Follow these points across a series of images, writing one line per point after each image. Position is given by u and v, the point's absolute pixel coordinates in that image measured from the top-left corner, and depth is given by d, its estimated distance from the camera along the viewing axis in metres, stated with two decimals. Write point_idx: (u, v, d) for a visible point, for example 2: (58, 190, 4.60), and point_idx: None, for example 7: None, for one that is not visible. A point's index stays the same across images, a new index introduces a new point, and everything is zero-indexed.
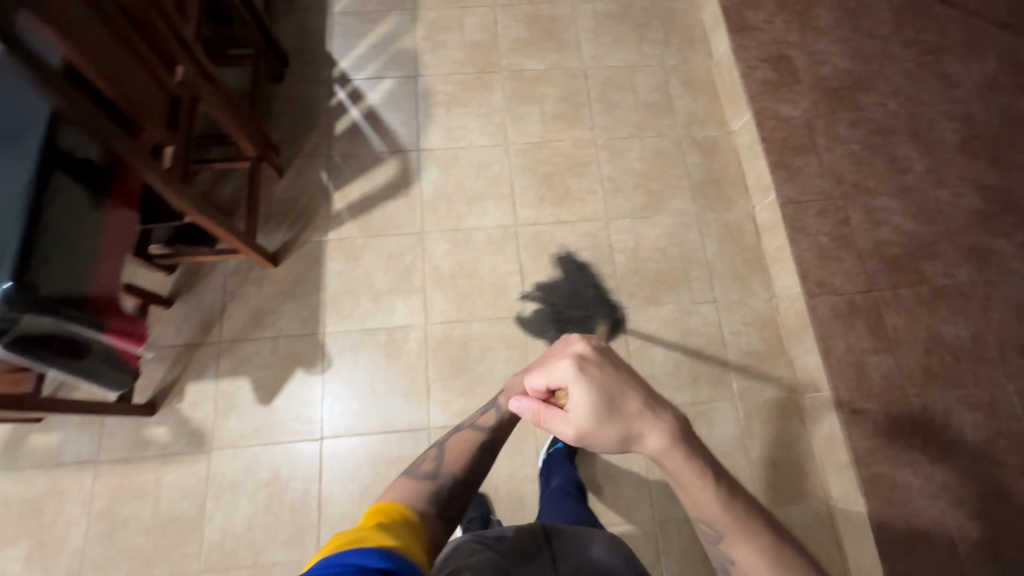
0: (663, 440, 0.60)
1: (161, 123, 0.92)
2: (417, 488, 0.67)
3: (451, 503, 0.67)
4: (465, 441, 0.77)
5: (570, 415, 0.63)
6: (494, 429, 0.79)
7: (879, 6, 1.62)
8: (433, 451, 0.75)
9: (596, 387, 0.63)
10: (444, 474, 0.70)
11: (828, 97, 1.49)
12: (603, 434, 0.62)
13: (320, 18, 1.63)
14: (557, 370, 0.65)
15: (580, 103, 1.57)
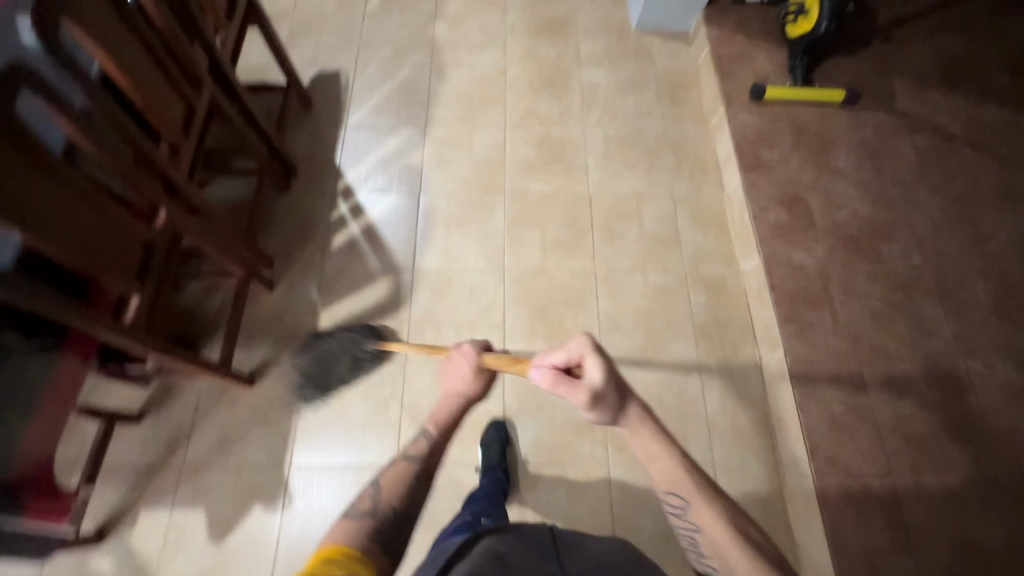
0: (644, 411, 0.76)
1: (128, 277, 0.91)
2: (358, 530, 0.70)
3: (391, 540, 0.71)
4: (399, 472, 0.79)
5: (584, 383, 0.75)
6: (427, 453, 0.82)
7: (904, 148, 1.55)
8: (368, 490, 0.77)
9: (605, 365, 0.76)
10: (383, 510, 0.73)
11: (847, 245, 1.40)
12: (607, 403, 0.75)
13: (333, 131, 1.67)
14: (576, 348, 0.79)
15: (582, 229, 1.53)
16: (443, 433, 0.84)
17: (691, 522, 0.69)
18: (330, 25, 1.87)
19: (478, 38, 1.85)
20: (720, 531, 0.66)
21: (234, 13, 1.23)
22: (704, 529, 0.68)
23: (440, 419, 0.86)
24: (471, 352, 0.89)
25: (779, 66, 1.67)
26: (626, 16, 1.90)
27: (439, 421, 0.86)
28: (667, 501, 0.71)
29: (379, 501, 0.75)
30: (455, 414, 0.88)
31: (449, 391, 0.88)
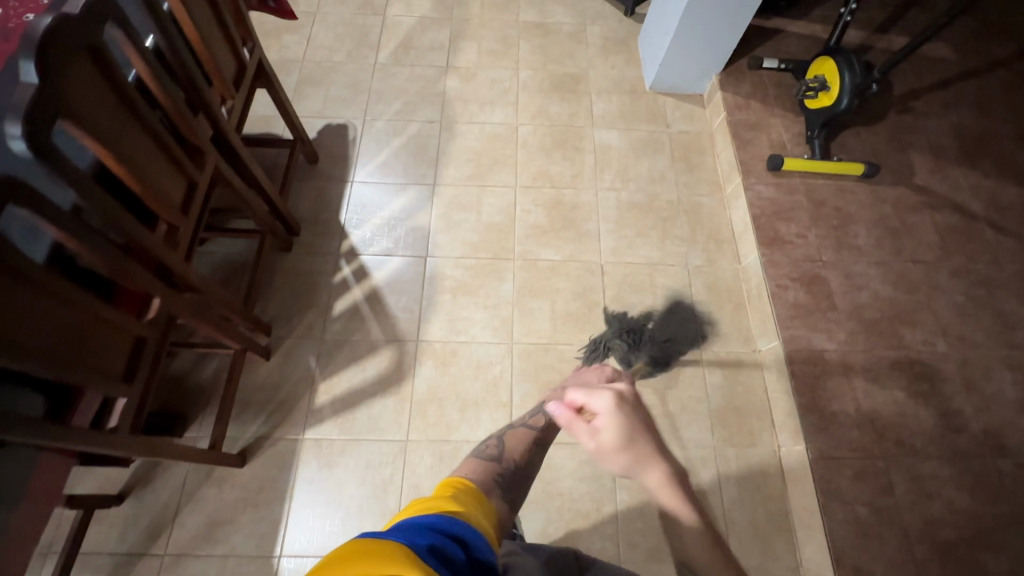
0: (664, 479, 0.68)
1: (118, 379, 0.85)
2: (486, 468, 0.78)
3: (512, 486, 0.77)
4: (522, 433, 0.91)
5: (597, 431, 0.71)
6: (544, 425, 0.92)
7: (924, 226, 1.51)
8: (494, 441, 0.87)
9: (627, 420, 0.71)
10: (508, 456, 0.82)
11: (868, 330, 1.35)
12: (615, 458, 0.70)
13: (338, 187, 1.63)
14: (592, 396, 0.73)
15: (594, 300, 1.48)
16: None
17: None
18: (339, 76, 1.84)
19: (490, 94, 1.82)
20: None
21: (241, 80, 1.19)
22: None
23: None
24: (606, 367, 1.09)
25: (795, 135, 1.65)
26: (640, 76, 1.88)
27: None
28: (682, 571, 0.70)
29: (503, 452, 0.84)
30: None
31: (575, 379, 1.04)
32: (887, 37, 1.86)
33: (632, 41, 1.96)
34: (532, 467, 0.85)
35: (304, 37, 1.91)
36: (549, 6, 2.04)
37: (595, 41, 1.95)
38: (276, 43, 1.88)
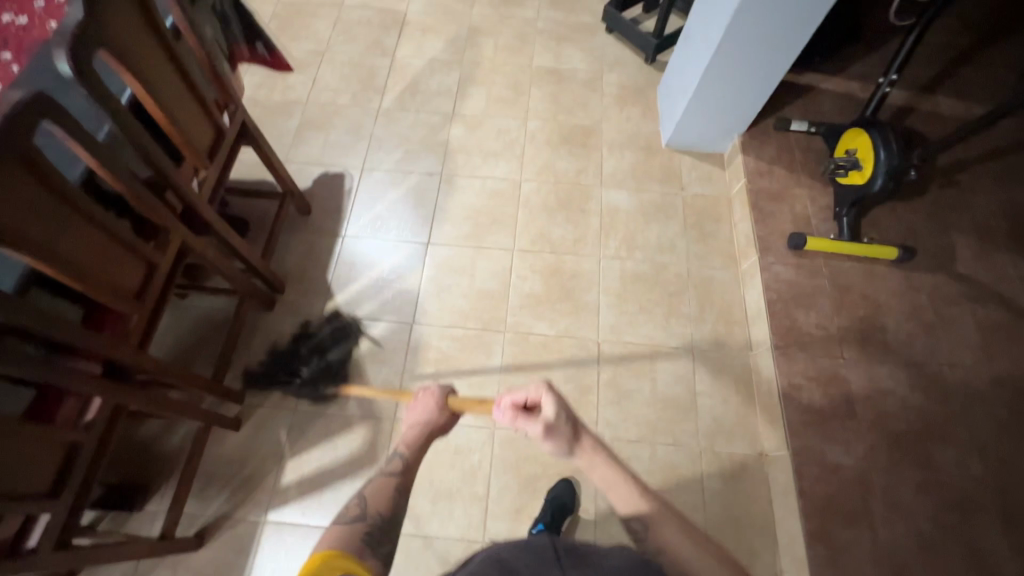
0: (596, 448, 0.80)
1: (42, 495, 0.80)
2: (352, 533, 0.73)
3: (381, 541, 0.74)
4: (380, 483, 0.82)
5: (538, 418, 0.81)
6: (403, 468, 0.84)
7: (965, 322, 1.34)
8: (352, 500, 0.79)
9: (559, 403, 0.81)
10: (372, 513, 0.76)
11: (891, 444, 1.20)
12: (559, 436, 0.79)
13: (328, 242, 1.56)
14: (535, 389, 0.85)
15: (587, 383, 1.37)
16: (414, 452, 0.87)
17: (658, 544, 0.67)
18: (341, 120, 1.78)
19: (494, 145, 1.73)
20: (688, 552, 0.66)
21: (218, 147, 1.13)
22: (664, 546, 0.66)
23: (410, 440, 0.89)
24: (435, 393, 0.95)
25: (822, 209, 1.51)
26: (656, 131, 1.76)
27: (411, 441, 0.89)
28: (629, 528, 0.71)
29: (368, 507, 0.78)
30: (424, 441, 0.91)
31: (416, 420, 0.92)
32: (934, 97, 1.70)
33: (651, 91, 1.84)
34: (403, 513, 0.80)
35: (310, 77, 1.86)
36: (566, 50, 1.94)
37: (611, 90, 1.85)
38: (281, 83, 1.84)
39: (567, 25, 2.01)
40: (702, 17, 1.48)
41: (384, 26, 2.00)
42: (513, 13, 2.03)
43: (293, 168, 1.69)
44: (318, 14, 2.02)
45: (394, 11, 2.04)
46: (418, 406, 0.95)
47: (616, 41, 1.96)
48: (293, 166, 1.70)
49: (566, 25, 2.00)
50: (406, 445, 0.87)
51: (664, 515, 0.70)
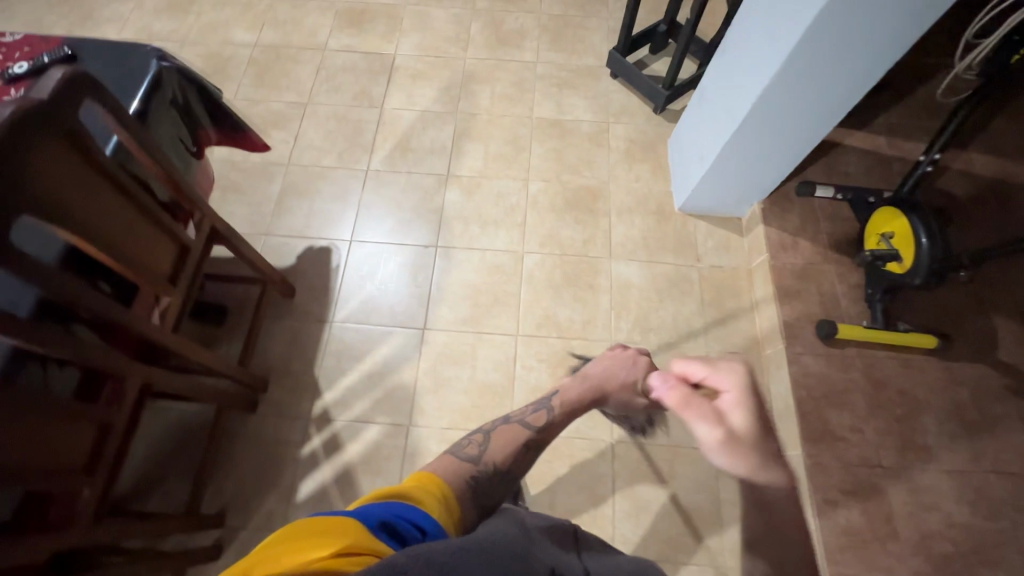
0: (788, 491, 0.54)
1: None
2: (456, 471, 0.67)
3: (483, 493, 0.66)
4: (511, 433, 0.79)
5: (722, 421, 0.59)
6: (544, 426, 0.83)
7: (1011, 420, 1.24)
8: (479, 437, 0.77)
9: (755, 412, 0.60)
10: (486, 460, 0.71)
11: (937, 570, 1.10)
12: (739, 449, 0.56)
13: (315, 329, 1.43)
14: (723, 376, 0.65)
15: (601, 495, 1.29)
16: (564, 413, 0.85)
17: None
18: (325, 183, 1.64)
19: (494, 211, 1.59)
20: None
21: (183, 264, 0.99)
22: None
23: (568, 400, 0.89)
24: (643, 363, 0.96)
25: (852, 289, 1.39)
26: (667, 192, 1.63)
27: (566, 401, 0.89)
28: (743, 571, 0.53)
29: (486, 452, 0.75)
30: (582, 403, 0.91)
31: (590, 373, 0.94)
32: (967, 153, 1.57)
33: (661, 147, 1.71)
34: (517, 472, 0.76)
35: (292, 134, 1.72)
36: (568, 98, 1.80)
37: (618, 145, 1.71)
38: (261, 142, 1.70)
39: (568, 70, 1.85)
40: (716, 79, 1.33)
41: (370, 73, 1.84)
42: (511, 56, 1.88)
43: (274, 241, 1.55)
44: (299, 60, 1.86)
45: (382, 55, 1.88)
46: (617, 364, 0.95)
47: (622, 87, 1.81)
48: (273, 240, 1.55)
49: (567, 68, 1.85)
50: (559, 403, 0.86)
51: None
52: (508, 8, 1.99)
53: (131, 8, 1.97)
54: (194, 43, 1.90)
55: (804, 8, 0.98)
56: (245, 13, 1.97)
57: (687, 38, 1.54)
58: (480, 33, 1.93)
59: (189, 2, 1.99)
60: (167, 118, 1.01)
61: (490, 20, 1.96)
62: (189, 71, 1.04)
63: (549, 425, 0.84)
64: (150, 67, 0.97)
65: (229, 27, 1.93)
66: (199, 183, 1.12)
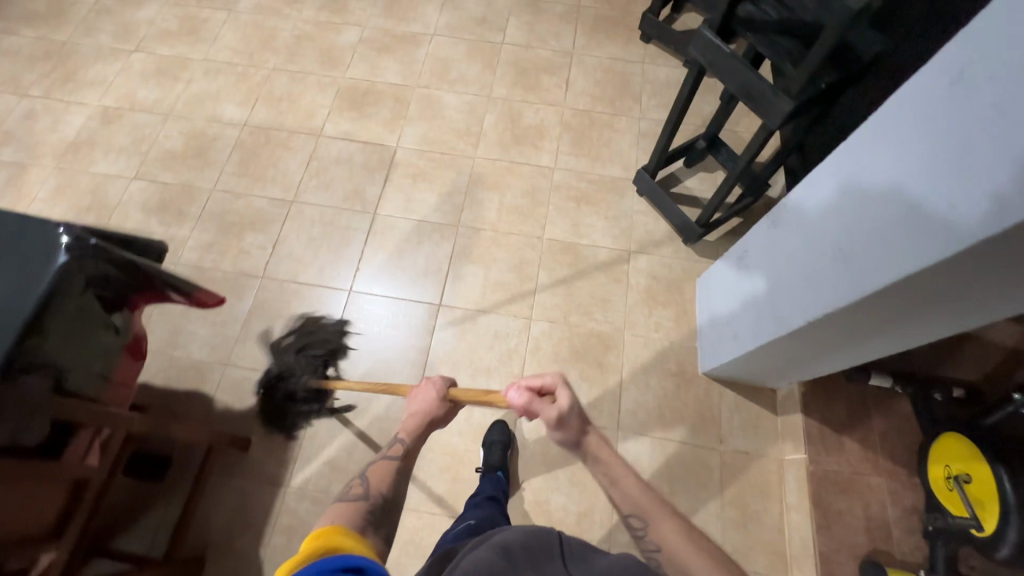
0: (600, 441, 0.79)
1: None
2: (353, 511, 0.72)
3: (382, 522, 0.74)
4: (381, 468, 0.84)
5: (554, 405, 0.83)
6: (404, 453, 0.88)
7: None
8: (356, 480, 0.81)
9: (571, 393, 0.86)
10: (375, 494, 0.77)
11: None
12: (568, 425, 0.80)
13: (267, 493, 1.24)
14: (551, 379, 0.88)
15: None
16: (415, 440, 0.90)
17: (652, 541, 0.69)
18: (300, 304, 1.44)
19: (488, 356, 1.39)
20: (680, 545, 0.67)
21: (77, 498, 0.85)
22: (659, 539, 0.69)
23: (410, 427, 0.93)
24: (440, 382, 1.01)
25: (905, 514, 1.15)
26: (692, 349, 1.40)
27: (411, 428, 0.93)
28: (628, 524, 0.72)
29: (370, 488, 0.79)
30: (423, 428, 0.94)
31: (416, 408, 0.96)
32: None
33: (689, 289, 1.48)
34: (402, 496, 0.81)
35: (272, 238, 1.53)
36: (586, 217, 1.58)
37: (639, 282, 1.49)
38: (235, 246, 1.51)
39: (590, 180, 1.63)
40: (770, 254, 1.10)
41: (367, 168, 1.64)
42: (526, 158, 1.67)
43: (235, 374, 1.36)
44: (290, 146, 1.68)
45: (381, 146, 1.68)
46: (421, 391, 0.99)
47: (649, 208, 1.59)
48: (233, 372, 1.36)
49: (588, 180, 1.63)
50: (406, 432, 0.90)
51: (658, 506, 0.72)
52: (528, 98, 1.77)
53: (118, 71, 1.81)
54: (178, 117, 1.72)
55: (900, 252, 0.74)
56: (239, 83, 1.79)
57: (735, 176, 1.31)
58: (494, 127, 1.72)
59: (180, 67, 1.82)
60: (78, 310, 0.82)
61: (507, 110, 1.75)
62: (110, 250, 0.84)
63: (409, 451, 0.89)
64: (52, 255, 0.78)
65: (220, 100, 1.75)
66: (119, 362, 0.93)
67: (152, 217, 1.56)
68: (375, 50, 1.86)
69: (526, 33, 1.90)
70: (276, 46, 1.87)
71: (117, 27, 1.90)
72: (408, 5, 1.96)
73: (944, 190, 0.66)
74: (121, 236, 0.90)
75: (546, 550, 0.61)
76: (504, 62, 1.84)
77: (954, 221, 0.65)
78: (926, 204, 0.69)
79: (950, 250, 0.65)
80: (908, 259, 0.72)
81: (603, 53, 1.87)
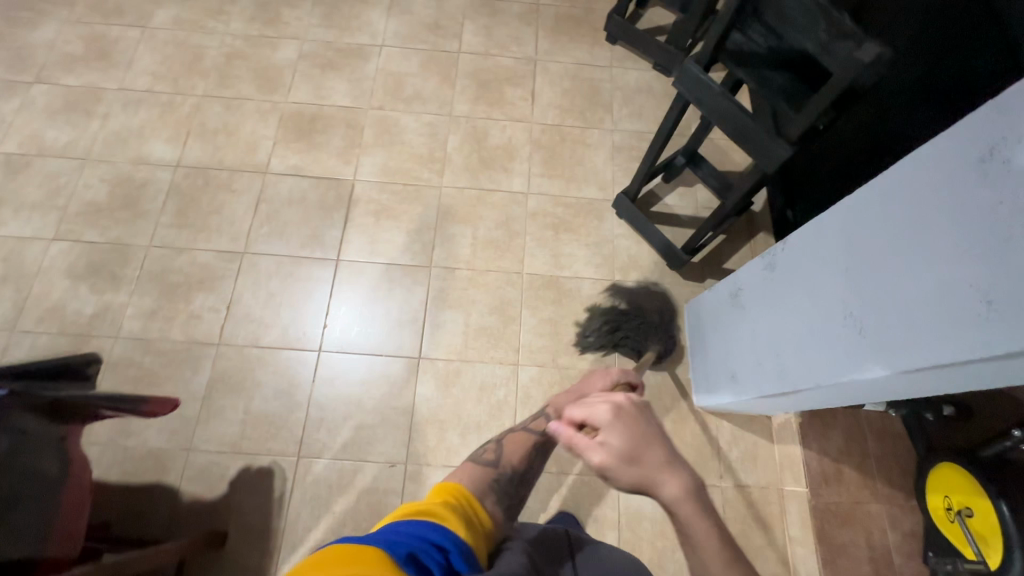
0: (680, 492, 0.62)
1: None
2: (483, 474, 0.80)
3: (507, 491, 0.79)
4: (520, 439, 0.90)
5: (601, 446, 0.64)
6: (545, 429, 0.93)
7: None
8: (493, 444, 0.88)
9: (632, 427, 0.65)
10: (505, 463, 0.84)
11: None
12: (626, 474, 0.62)
13: None
14: (598, 406, 0.67)
15: None
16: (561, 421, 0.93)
17: None
18: (265, 372, 1.31)
19: (478, 411, 1.31)
20: None
21: None
22: None
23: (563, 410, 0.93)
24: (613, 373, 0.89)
25: (905, 539, 1.17)
26: (686, 382, 1.36)
27: (563, 414, 0.93)
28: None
29: (502, 456, 0.86)
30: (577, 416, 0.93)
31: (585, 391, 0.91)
32: None
33: (677, 317, 1.43)
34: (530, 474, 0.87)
35: (225, 298, 1.38)
36: (567, 245, 1.49)
37: None
38: (184, 310, 1.36)
39: (567, 205, 1.54)
40: (765, 300, 1.05)
41: (323, 207, 1.49)
42: (496, 183, 1.55)
43: (199, 459, 1.23)
44: (233, 187, 1.50)
45: (337, 180, 1.53)
46: (596, 376, 0.93)
47: (631, 231, 1.51)
48: (198, 457, 1.23)
49: (565, 205, 1.54)
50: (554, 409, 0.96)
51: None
52: (493, 114, 1.64)
53: (18, 109, 1.56)
54: (98, 161, 1.51)
55: (924, 336, 0.69)
56: (165, 115, 1.58)
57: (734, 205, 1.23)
58: (459, 150, 1.59)
59: (93, 99, 1.59)
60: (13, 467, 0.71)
61: (471, 129, 1.62)
62: (38, 394, 0.74)
63: (548, 432, 0.94)
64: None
65: (145, 137, 1.55)
66: (67, 496, 0.80)
67: (82, 284, 1.37)
68: (318, 67, 1.68)
69: (484, 39, 1.75)
70: (204, 68, 1.66)
71: (10, 54, 1.64)
72: (350, 12, 1.77)
73: (978, 284, 0.61)
74: (37, 365, 0.78)
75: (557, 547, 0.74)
76: (463, 74, 1.69)
77: (992, 316, 0.60)
78: (963, 294, 0.64)
79: (985, 345, 0.61)
80: (934, 346, 0.68)
81: (568, 58, 1.74)
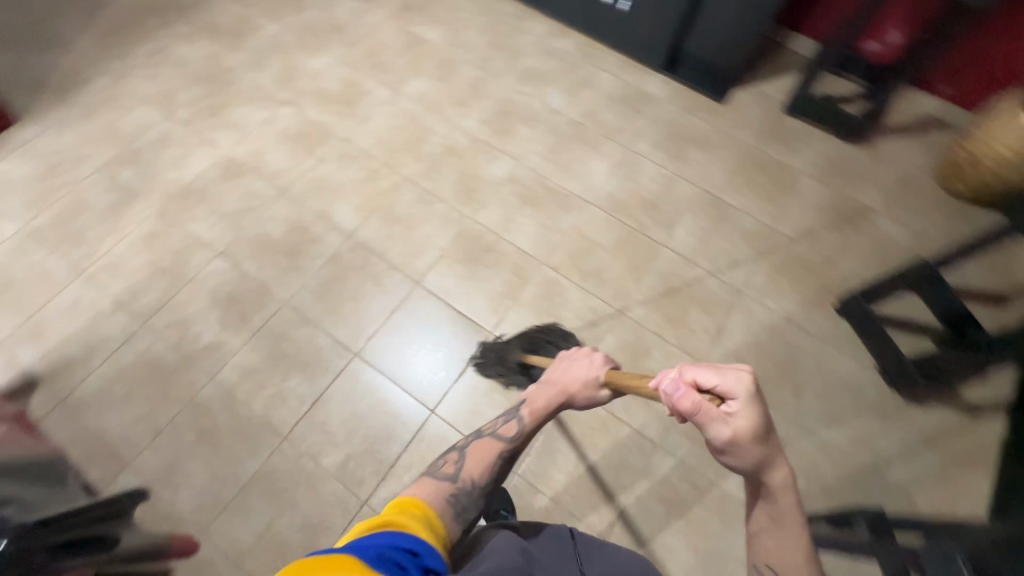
0: (785, 480, 0.64)
1: None
2: (440, 488, 0.71)
3: (465, 505, 0.70)
4: (485, 447, 0.81)
5: (731, 424, 0.60)
6: (519, 433, 0.84)
7: None
8: (455, 455, 0.80)
9: (761, 410, 0.61)
10: (465, 478, 0.74)
11: None
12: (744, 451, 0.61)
13: None
14: (736, 382, 0.61)
15: None
16: (535, 420, 0.86)
17: None
18: (307, 494, 1.23)
19: None
20: None
21: None
22: None
23: (540, 405, 0.88)
24: (598, 360, 0.92)
25: None
26: None
27: (534, 411, 0.88)
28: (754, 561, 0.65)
29: (463, 469, 0.77)
30: (552, 408, 0.90)
31: (558, 380, 0.91)
32: None
33: None
34: (494, 484, 0.79)
35: (315, 392, 1.33)
36: (670, 535, 1.22)
37: None
38: (276, 385, 1.33)
39: (694, 484, 1.27)
40: None
41: (449, 347, 1.40)
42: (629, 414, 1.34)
43: (205, 551, 1.17)
44: (381, 282, 1.47)
45: (475, 325, 1.42)
46: (575, 363, 0.93)
47: None
48: (205, 547, 1.17)
49: (692, 482, 1.27)
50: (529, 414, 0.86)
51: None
52: (664, 331, 1.43)
53: (262, 122, 1.70)
54: (291, 200, 1.57)
55: None
56: (365, 182, 1.61)
57: None
58: (610, 355, 1.40)
59: (320, 139, 1.68)
60: None
61: (632, 338, 1.42)
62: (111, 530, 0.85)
63: (520, 434, 0.85)
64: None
65: (339, 196, 1.59)
66: None
67: (215, 310, 1.42)
68: (519, 197, 1.61)
69: (696, 243, 1.56)
70: (420, 151, 1.67)
71: (282, 71, 1.80)
72: (576, 154, 1.69)
73: None
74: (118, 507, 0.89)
75: (563, 542, 0.75)
76: (654, 272, 1.51)
77: None
78: None
79: None
80: None
81: (777, 306, 1.48)
